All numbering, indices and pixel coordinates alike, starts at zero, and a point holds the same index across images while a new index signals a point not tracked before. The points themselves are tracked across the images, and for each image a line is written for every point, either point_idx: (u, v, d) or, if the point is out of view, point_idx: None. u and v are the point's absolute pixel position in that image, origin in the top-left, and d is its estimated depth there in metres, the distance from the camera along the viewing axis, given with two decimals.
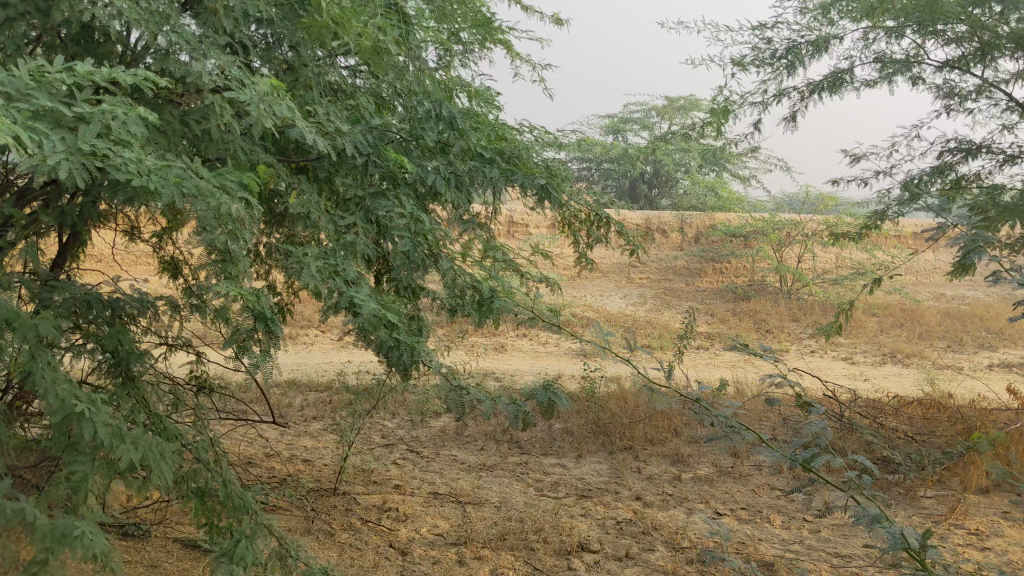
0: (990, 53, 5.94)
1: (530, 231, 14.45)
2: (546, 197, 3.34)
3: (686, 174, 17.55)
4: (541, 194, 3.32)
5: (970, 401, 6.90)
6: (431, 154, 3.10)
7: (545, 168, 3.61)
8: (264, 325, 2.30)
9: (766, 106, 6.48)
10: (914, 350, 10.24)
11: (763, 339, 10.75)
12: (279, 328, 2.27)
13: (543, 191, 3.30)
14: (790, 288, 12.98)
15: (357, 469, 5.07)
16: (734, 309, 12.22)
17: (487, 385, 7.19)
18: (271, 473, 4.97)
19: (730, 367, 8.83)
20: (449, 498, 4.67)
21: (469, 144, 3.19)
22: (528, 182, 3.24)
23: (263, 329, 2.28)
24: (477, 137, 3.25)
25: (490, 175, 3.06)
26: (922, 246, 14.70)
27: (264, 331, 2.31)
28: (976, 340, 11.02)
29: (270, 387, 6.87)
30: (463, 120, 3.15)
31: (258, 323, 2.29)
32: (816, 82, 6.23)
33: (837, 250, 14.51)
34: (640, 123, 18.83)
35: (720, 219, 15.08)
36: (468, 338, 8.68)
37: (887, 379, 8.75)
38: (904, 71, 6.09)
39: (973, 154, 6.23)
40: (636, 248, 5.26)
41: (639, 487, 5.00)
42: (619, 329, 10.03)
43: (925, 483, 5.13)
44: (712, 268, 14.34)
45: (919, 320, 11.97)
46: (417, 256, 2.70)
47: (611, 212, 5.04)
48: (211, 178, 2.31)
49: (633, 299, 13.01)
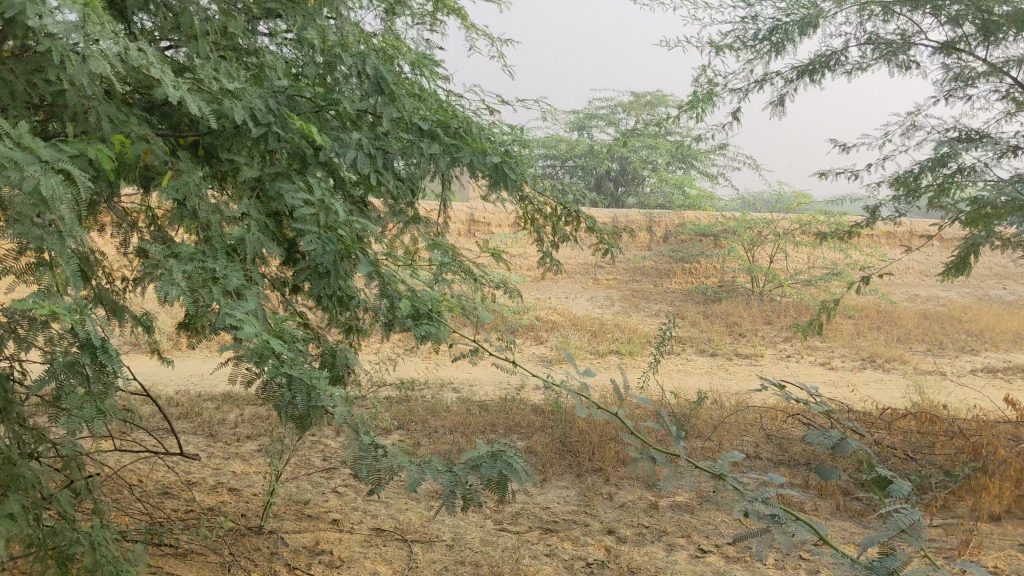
0: (992, 34, 5.45)
1: (492, 230, 13.86)
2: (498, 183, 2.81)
3: (653, 172, 17.07)
4: (492, 178, 2.78)
5: (964, 413, 6.39)
6: (356, 128, 2.49)
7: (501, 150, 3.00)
8: (93, 355, 1.78)
9: (750, 92, 5.99)
10: (893, 355, 9.77)
11: (737, 343, 10.25)
12: (114, 362, 1.76)
13: (497, 175, 2.76)
14: (762, 289, 12.52)
15: (289, 499, 4.43)
16: (705, 311, 11.71)
17: (444, 397, 6.57)
18: (189, 507, 4.31)
19: (705, 376, 8.29)
20: (393, 536, 4.05)
21: (403, 118, 2.62)
22: (480, 165, 2.70)
23: (92, 360, 1.77)
24: (416, 107, 2.64)
25: (429, 152, 2.47)
26: (894, 247, 14.33)
27: (90, 362, 1.77)
28: (956, 344, 10.60)
29: (202, 400, 6.20)
30: (397, 85, 2.53)
31: (85, 355, 1.75)
32: (804, 65, 5.70)
33: (809, 249, 14.09)
34: (605, 119, 18.32)
35: (689, 218, 14.61)
36: (424, 345, 8.07)
37: (870, 387, 8.26)
38: (900, 52, 5.59)
39: (974, 143, 5.76)
40: (609, 248, 4.69)
41: (611, 518, 4.40)
42: (586, 333, 9.48)
43: (929, 509, 4.58)
44: (681, 269, 13.84)
45: (896, 322, 11.55)
46: (327, 258, 2.13)
47: (581, 206, 4.47)
48: (32, 147, 1.69)
49: (600, 301, 12.46)
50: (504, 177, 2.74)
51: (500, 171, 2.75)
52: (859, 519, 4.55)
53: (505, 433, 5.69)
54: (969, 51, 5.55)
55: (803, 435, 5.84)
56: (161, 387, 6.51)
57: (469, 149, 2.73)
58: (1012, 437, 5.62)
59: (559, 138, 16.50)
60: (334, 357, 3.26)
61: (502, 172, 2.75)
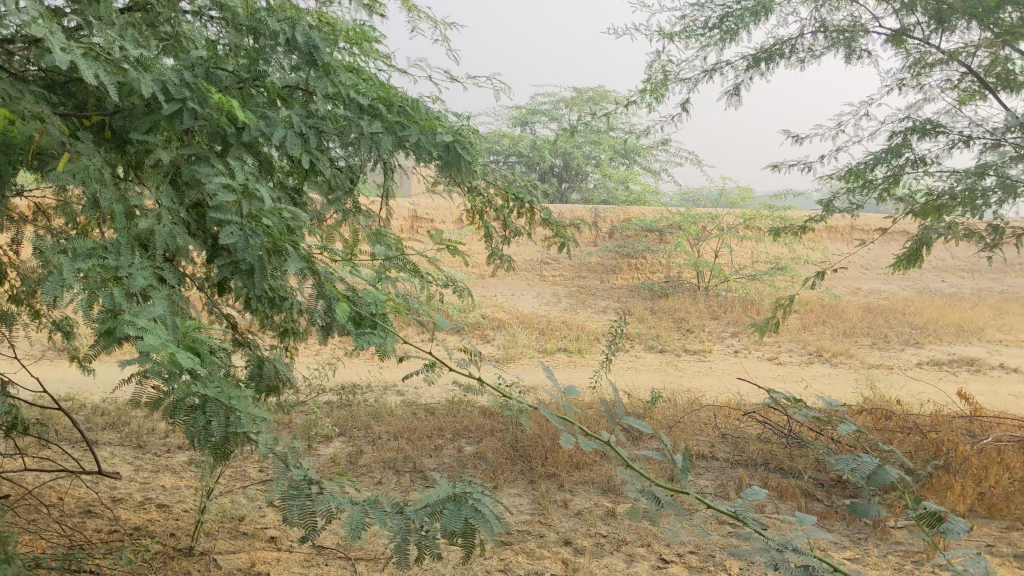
0: (946, 21, 5.39)
1: (436, 227, 13.57)
2: (448, 168, 2.89)
3: (596, 167, 16.94)
4: (440, 162, 2.86)
5: (916, 408, 6.34)
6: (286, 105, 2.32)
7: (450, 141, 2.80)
8: None
9: (701, 81, 5.82)
10: (840, 349, 9.73)
11: (685, 339, 10.13)
12: None
13: (448, 158, 2.82)
14: (708, 285, 12.46)
15: (223, 515, 4.12)
16: (652, 307, 11.58)
17: (388, 401, 6.32)
18: (113, 527, 3.97)
19: (654, 374, 8.14)
20: (336, 554, 3.78)
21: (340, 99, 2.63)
22: (428, 147, 2.78)
23: None
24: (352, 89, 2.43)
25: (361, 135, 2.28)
26: (836, 241, 14.41)
27: None
28: (900, 338, 10.62)
29: (130, 409, 5.83)
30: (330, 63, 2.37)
31: None
32: (757, 52, 5.56)
33: (753, 244, 14.08)
34: (548, 115, 18.13)
35: (634, 213, 14.50)
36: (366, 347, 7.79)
37: (820, 381, 8.19)
38: (855, 39, 5.47)
39: (927, 134, 5.66)
40: (564, 240, 4.54)
41: (567, 527, 4.18)
42: (533, 331, 9.25)
43: (892, 510, 4.46)
44: (627, 265, 13.73)
45: (841, 316, 11.56)
46: (250, 252, 1.96)
47: (535, 198, 4.29)
48: None
49: (547, 298, 12.25)
50: (456, 160, 2.80)
51: (451, 154, 2.81)
52: (822, 521, 4.40)
53: (454, 437, 5.46)
54: (927, 39, 5.45)
55: (759, 434, 5.70)
56: (86, 396, 6.13)
57: (413, 129, 2.82)
58: (968, 431, 5.55)
59: (503, 133, 16.28)
60: (262, 369, 3.01)
61: (454, 157, 2.82)
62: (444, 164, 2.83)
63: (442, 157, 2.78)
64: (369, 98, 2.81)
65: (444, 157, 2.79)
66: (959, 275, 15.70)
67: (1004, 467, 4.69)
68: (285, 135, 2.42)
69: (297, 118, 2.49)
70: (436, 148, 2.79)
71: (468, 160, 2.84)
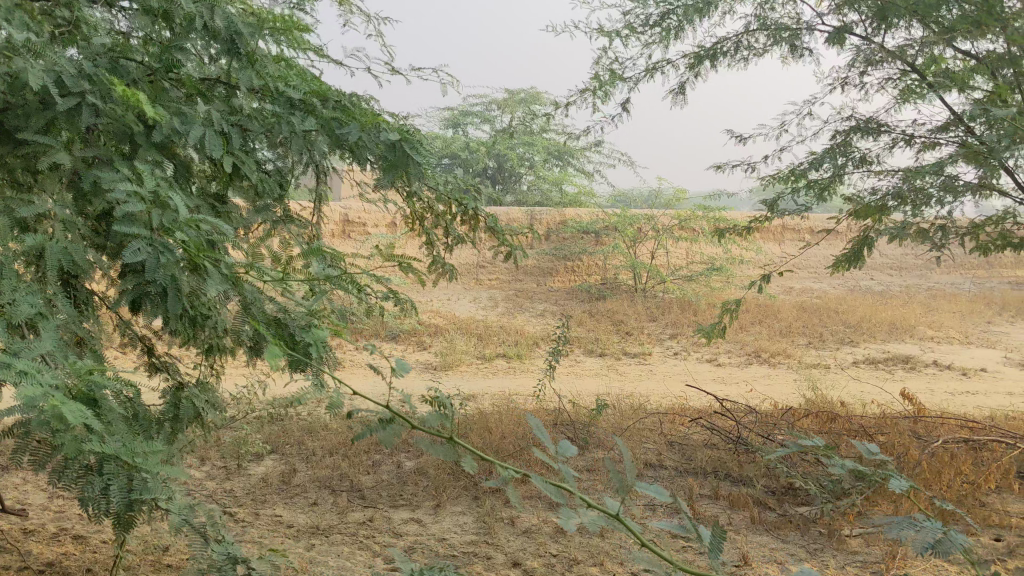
0: (888, 18, 5.35)
1: (369, 230, 13.29)
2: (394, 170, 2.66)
3: (530, 169, 16.80)
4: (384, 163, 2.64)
5: (861, 410, 6.29)
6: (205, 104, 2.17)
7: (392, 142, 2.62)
8: None
9: (643, 80, 5.68)
10: (778, 349, 9.72)
11: (624, 341, 10.03)
12: None
13: (393, 158, 2.63)
14: (645, 287, 12.40)
15: (145, 547, 3.82)
16: (589, 309, 11.46)
17: (323, 415, 6.07)
18: (22, 564, 3.64)
19: (595, 379, 8.00)
20: None
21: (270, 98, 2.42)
22: (371, 144, 2.57)
23: None
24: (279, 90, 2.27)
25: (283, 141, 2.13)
26: (768, 242, 14.50)
27: None
28: (835, 336, 10.69)
29: None
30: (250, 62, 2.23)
31: None
32: (700, 50, 5.43)
33: (688, 245, 14.09)
34: (480, 117, 17.94)
35: (570, 215, 14.38)
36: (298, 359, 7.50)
37: (760, 382, 8.14)
38: (798, 34, 5.38)
39: (870, 132, 5.58)
40: (509, 249, 4.39)
41: (515, 547, 3.98)
42: (471, 337, 9.05)
43: (846, 518, 4.36)
44: (563, 267, 13.62)
45: (776, 315, 11.60)
46: (162, 272, 1.79)
47: (478, 204, 4.12)
48: None
49: (483, 302, 12.06)
50: (403, 160, 2.59)
51: (397, 154, 2.60)
52: (776, 532, 4.27)
53: (392, 452, 5.22)
54: (869, 35, 5.38)
55: (705, 440, 5.58)
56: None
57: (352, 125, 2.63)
58: (914, 433, 5.50)
59: (436, 135, 16.06)
60: (177, 408, 2.87)
61: (400, 159, 2.61)
62: (389, 164, 2.61)
63: (388, 157, 2.57)
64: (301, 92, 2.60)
65: (389, 156, 2.58)
66: (887, 275, 15.96)
67: (955, 470, 4.63)
68: (205, 135, 2.20)
69: (217, 114, 2.25)
70: (380, 145, 2.58)
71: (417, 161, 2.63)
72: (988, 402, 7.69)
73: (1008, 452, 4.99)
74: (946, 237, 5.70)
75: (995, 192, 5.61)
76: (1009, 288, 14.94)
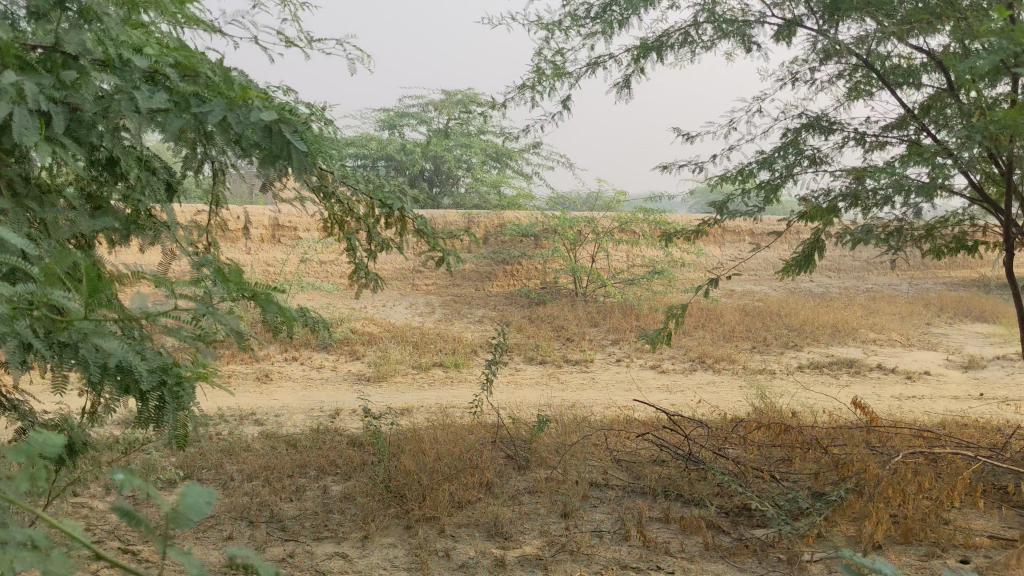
0: (838, 11, 5.18)
1: (299, 235, 12.79)
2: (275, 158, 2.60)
3: (468, 171, 16.43)
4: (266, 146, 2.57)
5: (811, 420, 6.09)
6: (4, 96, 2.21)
7: (266, 131, 2.49)
8: None
9: (585, 72, 5.40)
10: (722, 354, 9.50)
11: (565, 347, 9.73)
12: None
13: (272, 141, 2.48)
14: (585, 291, 12.14)
15: None
16: (529, 315, 11.14)
17: (246, 435, 5.71)
18: None
19: (536, 388, 7.69)
20: None
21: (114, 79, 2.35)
22: (243, 125, 2.42)
23: None
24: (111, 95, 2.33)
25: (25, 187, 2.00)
26: (708, 245, 14.37)
27: None
28: (779, 340, 10.54)
29: None
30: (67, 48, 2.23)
31: None
32: (644, 41, 5.16)
33: (628, 247, 13.88)
34: (416, 118, 17.51)
35: (509, 218, 14.03)
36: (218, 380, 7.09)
37: (706, 390, 7.91)
38: (745, 26, 5.16)
39: (822, 130, 5.35)
40: (441, 255, 4.05)
41: None
42: (406, 345, 8.67)
43: (806, 541, 4.05)
44: (502, 272, 13.30)
45: (720, 319, 11.43)
46: None
47: (403, 206, 3.79)
48: None
49: (420, 308, 11.64)
50: (281, 146, 2.50)
51: (276, 139, 2.50)
52: (732, 560, 3.95)
53: (328, 503, 4.49)
54: (820, 29, 5.17)
55: (651, 455, 5.32)
56: None
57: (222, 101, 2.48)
58: (868, 444, 5.30)
59: (370, 136, 15.58)
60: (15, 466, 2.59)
61: (279, 144, 2.51)
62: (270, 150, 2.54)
63: (263, 143, 2.47)
64: (153, 62, 2.56)
65: (265, 143, 2.47)
66: (827, 277, 15.94)
67: (916, 486, 4.38)
68: (17, 112, 2.23)
69: (33, 92, 2.27)
70: (254, 127, 2.44)
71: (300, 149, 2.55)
72: (936, 407, 7.55)
73: (966, 465, 4.78)
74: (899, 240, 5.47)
75: (948, 194, 5.41)
76: (946, 288, 15.04)
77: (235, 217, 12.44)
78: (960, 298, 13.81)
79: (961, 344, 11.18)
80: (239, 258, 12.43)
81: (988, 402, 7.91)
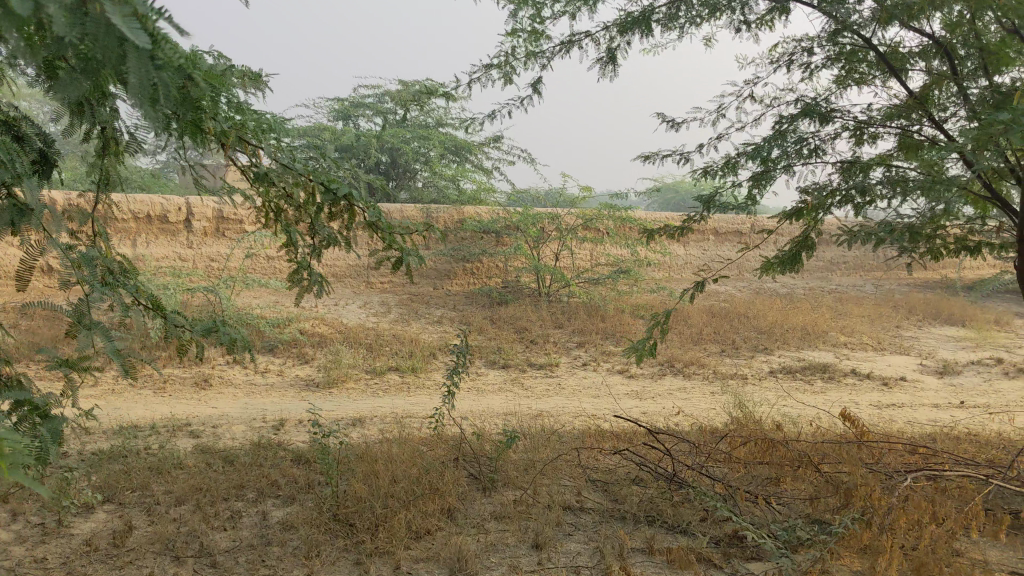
0: None
1: (245, 228, 12.13)
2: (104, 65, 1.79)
3: (425, 164, 15.87)
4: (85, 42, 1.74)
5: (794, 434, 5.69)
6: None
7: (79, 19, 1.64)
8: None
9: (562, 50, 4.92)
10: (692, 358, 9.06)
11: (528, 350, 9.22)
12: None
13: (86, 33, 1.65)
14: (548, 291, 11.66)
15: None
16: (490, 315, 10.63)
17: (177, 449, 5.15)
18: None
19: (498, 395, 7.19)
20: None
21: None
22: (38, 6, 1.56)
23: None
24: None
25: None
26: (672, 243, 13.96)
27: None
28: (749, 343, 10.13)
29: None
30: None
31: None
32: (627, 13, 4.68)
33: (592, 245, 13.42)
34: (372, 108, 16.88)
35: (469, 213, 13.48)
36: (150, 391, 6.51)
37: (678, 398, 7.46)
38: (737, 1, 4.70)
39: (820, 118, 4.91)
40: (396, 253, 3.54)
41: None
42: (360, 347, 8.13)
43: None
44: (461, 269, 12.77)
45: (688, 321, 11.01)
46: None
47: (352, 193, 3.26)
48: None
49: (374, 308, 11.06)
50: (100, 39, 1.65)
51: (92, 28, 1.65)
52: None
53: (269, 534, 3.93)
54: (819, 6, 4.71)
55: (628, 472, 4.86)
56: None
57: None
58: (863, 462, 4.88)
59: (324, 125, 14.94)
60: None
61: (103, 41, 1.67)
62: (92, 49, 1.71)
63: (73, 37, 1.63)
64: None
65: (78, 36, 1.64)
66: (792, 277, 15.65)
67: (927, 515, 3.93)
68: None
69: None
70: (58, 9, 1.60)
71: (142, 52, 1.74)
72: (919, 416, 7.18)
73: (974, 488, 4.37)
74: (898, 241, 5.05)
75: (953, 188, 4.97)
76: (912, 290, 14.81)
77: (176, 208, 11.74)
78: (929, 300, 13.55)
79: (934, 348, 10.88)
80: (181, 252, 11.77)
81: (972, 410, 7.55)
